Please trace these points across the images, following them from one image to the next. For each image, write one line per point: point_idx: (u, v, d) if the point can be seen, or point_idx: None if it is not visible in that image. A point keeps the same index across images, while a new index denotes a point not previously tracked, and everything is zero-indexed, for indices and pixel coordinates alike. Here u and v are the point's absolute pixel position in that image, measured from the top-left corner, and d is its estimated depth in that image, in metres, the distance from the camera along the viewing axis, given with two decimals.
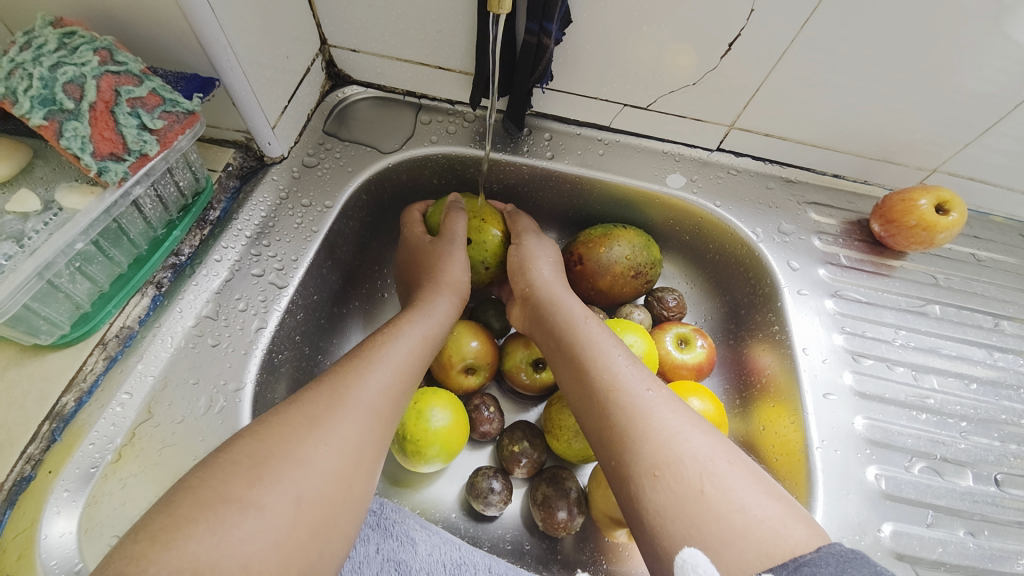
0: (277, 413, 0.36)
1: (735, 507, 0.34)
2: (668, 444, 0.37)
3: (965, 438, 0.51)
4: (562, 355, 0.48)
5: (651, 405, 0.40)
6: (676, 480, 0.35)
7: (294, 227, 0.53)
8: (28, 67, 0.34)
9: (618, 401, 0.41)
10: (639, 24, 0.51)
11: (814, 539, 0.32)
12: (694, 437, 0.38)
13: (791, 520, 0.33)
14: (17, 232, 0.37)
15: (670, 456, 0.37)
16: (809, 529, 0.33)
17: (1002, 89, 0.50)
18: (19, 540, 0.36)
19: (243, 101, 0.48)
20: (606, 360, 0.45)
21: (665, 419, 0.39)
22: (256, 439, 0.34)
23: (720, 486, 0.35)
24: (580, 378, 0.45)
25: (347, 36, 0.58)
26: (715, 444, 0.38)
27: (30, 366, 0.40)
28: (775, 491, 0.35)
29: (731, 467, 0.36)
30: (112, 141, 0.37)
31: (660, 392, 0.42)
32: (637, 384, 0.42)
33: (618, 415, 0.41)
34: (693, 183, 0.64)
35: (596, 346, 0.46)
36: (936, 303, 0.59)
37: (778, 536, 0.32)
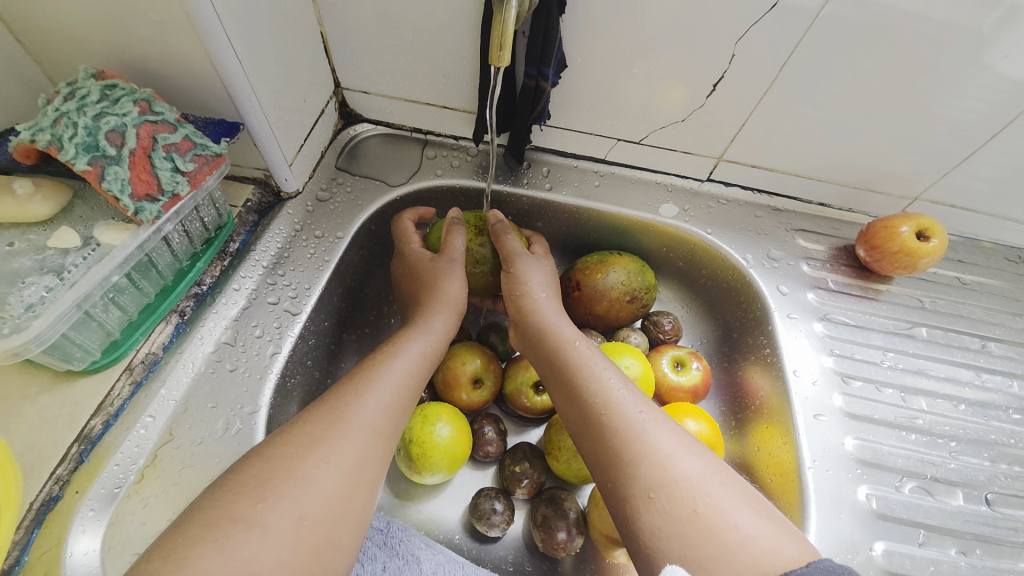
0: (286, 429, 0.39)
1: (728, 525, 0.35)
2: (664, 465, 0.39)
3: (955, 458, 0.53)
4: (555, 377, 0.50)
5: (644, 427, 0.42)
6: (671, 501, 0.37)
7: (307, 258, 0.57)
8: (73, 117, 0.37)
9: (612, 423, 0.43)
10: (629, 67, 0.55)
11: (804, 555, 0.34)
12: (687, 459, 0.40)
13: (780, 538, 0.35)
14: (57, 266, 0.38)
15: (666, 478, 0.38)
16: (797, 546, 0.34)
17: (981, 117, 0.53)
18: (46, 557, 0.37)
19: (263, 141, 0.52)
20: (600, 382, 0.46)
21: (659, 440, 0.41)
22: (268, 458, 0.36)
23: (713, 506, 0.36)
24: (574, 401, 0.47)
25: (359, 79, 0.63)
26: (707, 465, 0.40)
27: (62, 392, 0.43)
28: (766, 511, 0.37)
29: (724, 488, 0.38)
30: (148, 183, 0.39)
31: (652, 413, 0.44)
32: (629, 407, 0.44)
33: (613, 438, 0.42)
34: (685, 213, 0.67)
35: (587, 372, 0.48)
36: (923, 325, 0.61)
37: (770, 552, 0.34)
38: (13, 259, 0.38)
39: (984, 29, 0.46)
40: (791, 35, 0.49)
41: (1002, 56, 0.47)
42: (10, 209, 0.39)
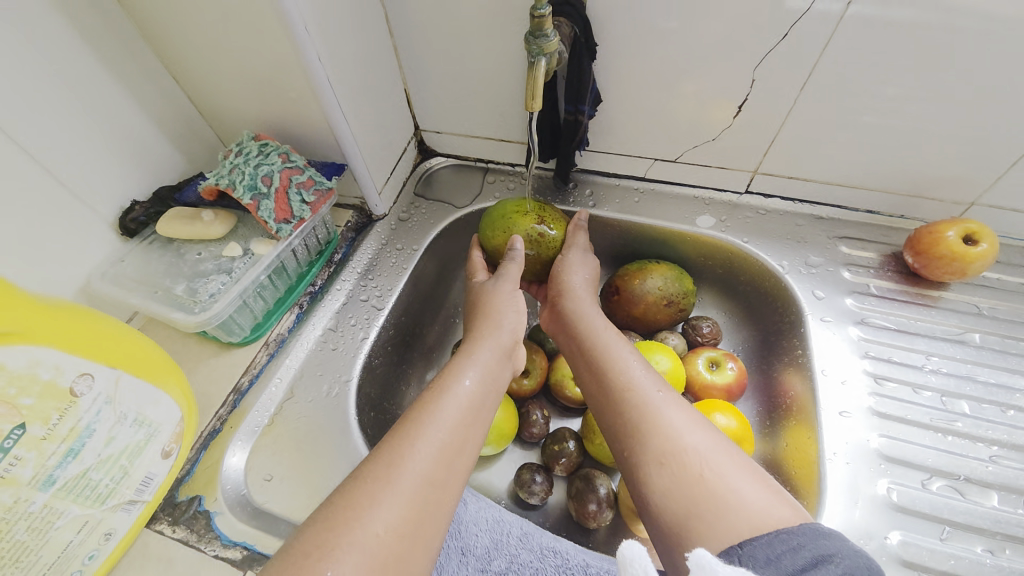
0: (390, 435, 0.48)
1: (729, 489, 0.40)
2: (675, 437, 0.44)
3: (994, 462, 0.51)
4: (584, 362, 0.56)
5: (660, 404, 0.47)
6: (680, 467, 0.42)
7: (390, 265, 0.71)
8: (242, 167, 0.54)
9: (632, 400, 0.49)
10: (659, 95, 0.63)
11: (798, 519, 0.38)
12: (697, 433, 0.44)
13: (776, 504, 0.39)
14: (227, 267, 0.55)
15: (676, 448, 0.43)
16: (791, 510, 0.39)
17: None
18: (208, 470, 0.52)
19: (361, 176, 0.68)
20: (623, 365, 0.52)
21: (673, 416, 0.46)
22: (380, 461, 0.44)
23: (718, 473, 0.41)
24: (599, 382, 0.53)
25: (435, 123, 0.77)
26: (715, 440, 0.44)
27: (225, 357, 0.60)
28: (769, 482, 0.41)
29: (729, 460, 0.42)
30: (285, 211, 0.56)
31: (669, 393, 0.49)
32: (648, 387, 0.50)
33: (632, 412, 0.48)
34: (721, 223, 0.72)
35: (613, 355, 0.54)
36: (976, 331, 0.60)
37: (766, 513, 0.38)
38: (201, 264, 0.56)
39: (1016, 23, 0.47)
40: (808, 56, 0.55)
41: None
42: (199, 230, 0.56)
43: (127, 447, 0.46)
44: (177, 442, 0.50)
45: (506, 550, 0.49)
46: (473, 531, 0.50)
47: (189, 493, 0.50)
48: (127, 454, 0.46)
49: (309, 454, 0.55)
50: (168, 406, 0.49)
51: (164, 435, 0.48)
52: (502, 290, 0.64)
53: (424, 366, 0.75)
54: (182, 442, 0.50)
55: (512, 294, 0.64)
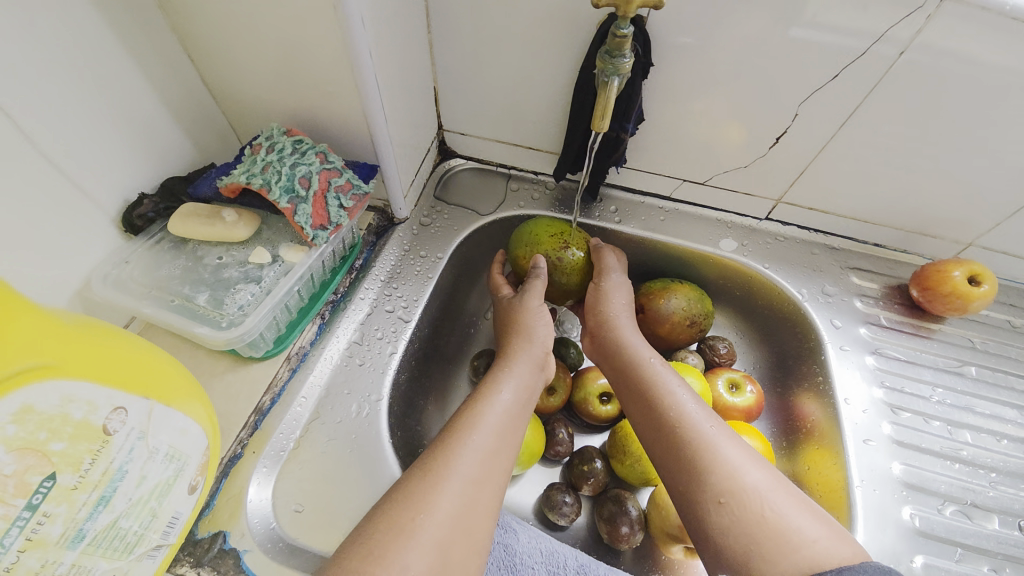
0: (416, 467, 0.47)
1: (792, 528, 0.42)
2: (733, 474, 0.46)
3: (994, 487, 0.57)
4: (631, 389, 0.57)
5: (716, 439, 0.48)
6: (740, 506, 0.44)
7: (414, 273, 0.68)
8: (277, 166, 0.49)
9: (687, 435, 0.49)
10: (700, 119, 0.64)
11: (857, 556, 0.40)
12: (753, 471, 0.46)
13: (835, 541, 0.41)
14: (256, 276, 0.50)
15: (736, 484, 0.45)
16: (853, 550, 0.40)
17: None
18: (231, 501, 0.48)
19: (390, 179, 0.63)
20: (674, 398, 0.53)
21: (729, 453, 0.47)
22: (401, 497, 0.44)
23: (777, 512, 0.43)
24: (648, 411, 0.53)
25: (461, 123, 0.74)
26: (771, 477, 0.46)
27: (242, 372, 0.54)
28: (824, 519, 0.43)
29: (786, 498, 0.44)
30: (322, 216, 0.51)
31: (722, 429, 0.50)
32: (702, 422, 0.50)
33: (687, 448, 0.49)
34: (743, 248, 0.74)
35: (662, 387, 0.54)
36: (972, 365, 0.65)
37: (829, 554, 0.40)
38: (224, 270, 0.50)
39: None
40: (852, 99, 0.57)
41: None
42: (221, 232, 0.51)
43: (157, 486, 0.39)
44: (202, 473, 0.44)
45: None
46: (530, 563, 0.51)
47: (211, 529, 0.46)
48: (156, 494, 0.39)
49: (336, 480, 0.51)
50: (195, 433, 0.43)
51: (192, 468, 0.42)
52: (530, 304, 0.64)
53: (443, 379, 0.72)
54: (206, 472, 0.44)
55: (540, 310, 0.64)
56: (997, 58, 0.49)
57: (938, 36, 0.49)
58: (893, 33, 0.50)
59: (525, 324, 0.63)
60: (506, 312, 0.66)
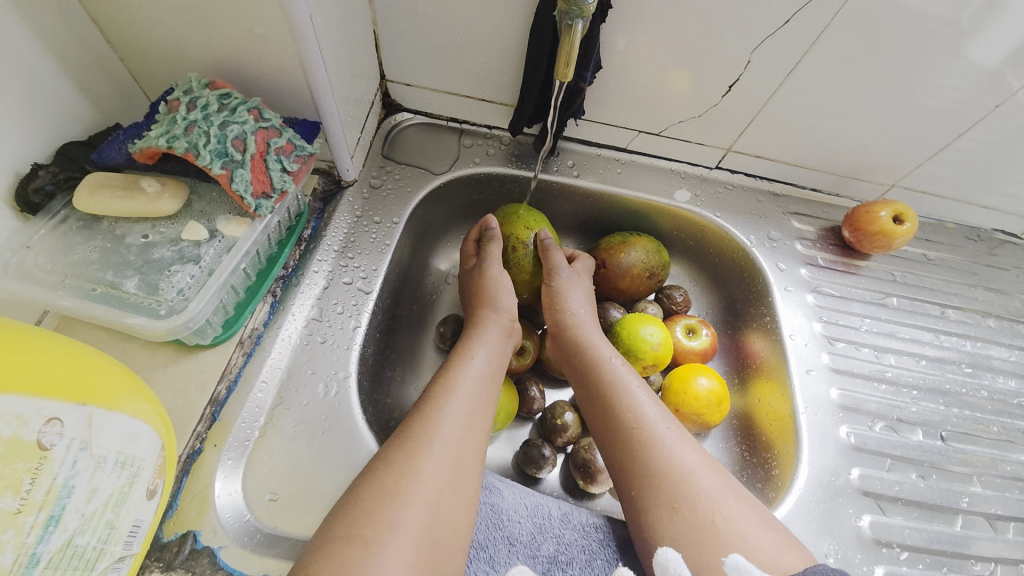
0: (395, 436, 0.48)
1: (739, 535, 0.45)
2: (688, 481, 0.49)
3: (916, 403, 0.65)
4: (593, 391, 0.58)
5: (672, 447, 0.51)
6: (691, 513, 0.47)
7: (370, 242, 0.63)
8: (203, 125, 0.42)
9: (645, 441, 0.52)
10: (656, 67, 0.63)
11: (799, 561, 0.43)
12: (706, 477, 0.49)
13: (781, 548, 0.44)
14: (193, 256, 0.44)
15: (689, 491, 0.48)
16: (797, 556, 0.44)
17: (956, 106, 0.61)
18: (196, 499, 0.44)
19: (334, 136, 0.58)
20: (634, 402, 0.55)
21: (684, 459, 0.50)
22: (384, 466, 0.45)
23: (727, 518, 0.46)
24: (609, 416, 0.56)
25: (405, 73, 0.68)
26: (721, 482, 0.49)
27: (188, 363, 0.49)
28: (771, 524, 0.47)
29: (735, 502, 0.48)
30: (263, 183, 0.45)
31: (678, 433, 0.53)
32: (660, 429, 0.53)
33: (644, 453, 0.52)
34: (697, 198, 0.75)
35: (623, 390, 0.56)
36: (894, 296, 0.73)
37: (772, 559, 0.43)
38: (153, 250, 0.44)
39: (963, 26, 0.53)
40: (798, 46, 0.58)
41: (975, 47, 0.55)
42: (142, 207, 0.44)
43: (112, 497, 0.35)
44: (160, 475, 0.40)
45: (551, 531, 0.52)
46: (517, 518, 0.52)
47: (178, 531, 0.43)
48: (112, 505, 0.35)
49: (308, 466, 0.49)
50: (147, 435, 0.39)
51: (147, 472, 0.38)
52: (492, 272, 0.64)
53: (409, 348, 0.70)
54: (165, 475, 0.41)
55: (502, 277, 0.64)
56: (924, 7, 0.52)
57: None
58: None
59: (489, 294, 0.62)
60: (473, 282, 0.65)
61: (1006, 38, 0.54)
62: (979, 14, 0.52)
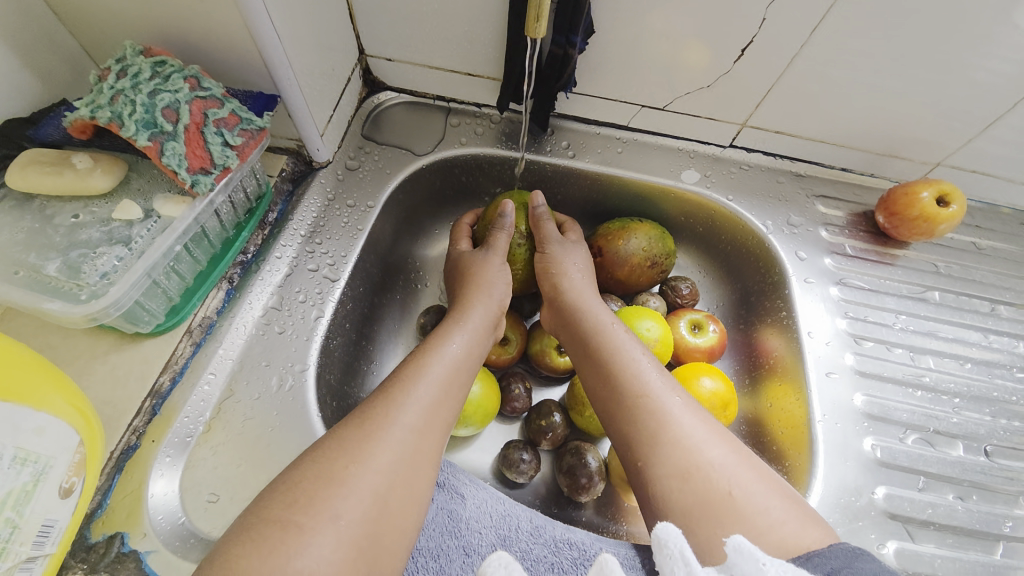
0: (351, 416, 0.41)
1: (758, 509, 0.38)
2: (696, 452, 0.41)
3: (958, 413, 0.57)
4: (588, 363, 0.51)
5: (677, 414, 0.44)
6: (703, 485, 0.40)
7: (341, 226, 0.59)
8: (130, 94, 0.40)
9: (648, 408, 0.45)
10: (657, 31, 0.55)
11: (826, 538, 0.36)
12: (717, 448, 0.42)
13: (805, 523, 0.37)
14: (124, 237, 0.42)
15: (699, 463, 0.41)
16: (822, 532, 0.37)
17: (1020, 72, 0.51)
18: (128, 499, 0.42)
19: (297, 112, 0.53)
20: (634, 369, 0.48)
21: (692, 428, 0.43)
22: (334, 445, 0.38)
23: (745, 490, 0.39)
24: (604, 385, 0.49)
25: (383, 46, 0.63)
26: (735, 454, 0.42)
27: (130, 351, 0.46)
28: (791, 497, 0.40)
29: (752, 475, 0.40)
30: (201, 157, 0.42)
31: (685, 400, 0.46)
32: (662, 394, 0.46)
33: (648, 423, 0.44)
34: (706, 179, 0.68)
35: (620, 356, 0.49)
36: (936, 290, 0.63)
37: (797, 536, 0.36)
38: (80, 231, 0.41)
39: None
40: (823, 0, 0.49)
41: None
42: (72, 183, 0.42)
43: (11, 495, 0.32)
44: (78, 473, 0.37)
45: (516, 546, 0.46)
46: (479, 528, 0.48)
47: (106, 532, 0.40)
48: (11, 504, 0.32)
49: (255, 466, 0.45)
50: (57, 429, 0.35)
51: (60, 469, 0.35)
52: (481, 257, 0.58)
53: (387, 341, 0.65)
54: (85, 473, 0.38)
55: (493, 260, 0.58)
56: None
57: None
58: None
59: (478, 275, 0.57)
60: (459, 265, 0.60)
61: None
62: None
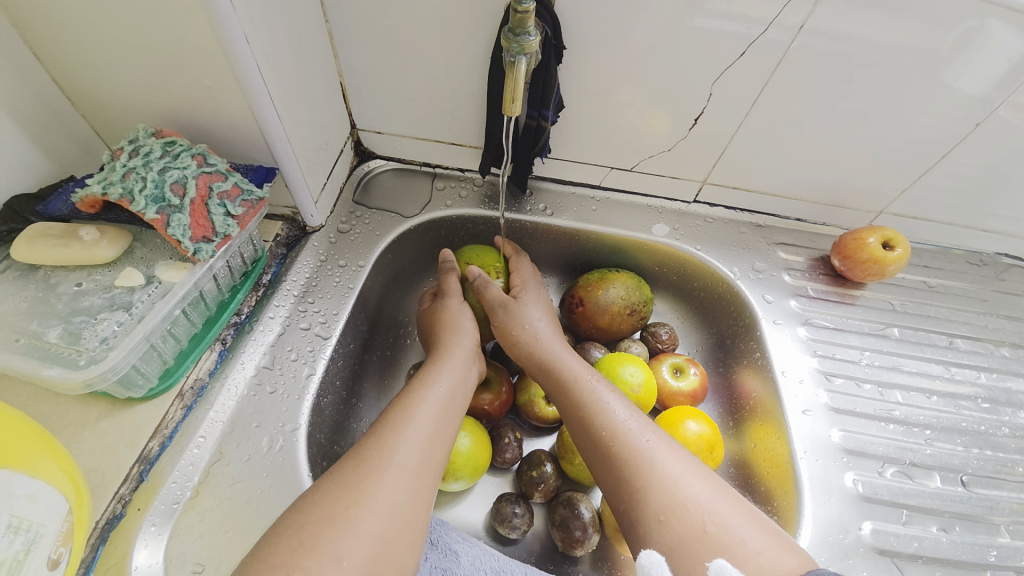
0: (347, 458, 0.42)
1: (734, 542, 0.39)
2: (673, 489, 0.43)
3: (931, 444, 0.59)
4: (568, 406, 0.52)
5: (654, 452, 0.45)
6: (681, 521, 0.41)
7: (333, 286, 0.61)
8: (141, 171, 0.43)
9: (625, 449, 0.46)
10: (620, 105, 0.62)
11: (804, 565, 0.37)
12: (695, 484, 0.43)
13: (781, 551, 0.39)
14: (125, 303, 0.44)
15: (675, 501, 0.42)
16: (798, 558, 0.38)
17: (936, 134, 0.59)
18: (111, 572, 0.41)
19: (294, 182, 0.57)
20: (611, 411, 0.49)
21: (669, 466, 0.44)
22: (333, 486, 0.40)
23: (721, 525, 0.40)
24: (582, 429, 0.50)
25: (374, 120, 0.69)
26: (713, 488, 0.43)
27: (120, 417, 0.47)
28: (768, 527, 0.41)
29: (729, 508, 0.42)
30: (204, 227, 0.45)
31: (661, 439, 0.47)
32: (638, 434, 0.47)
33: (625, 463, 0.46)
34: (675, 232, 0.73)
35: (597, 399, 0.51)
36: (895, 326, 0.68)
37: (773, 565, 0.38)
38: (83, 298, 0.44)
39: (943, 51, 0.52)
40: (759, 77, 0.57)
41: (958, 76, 0.54)
42: (78, 254, 0.44)
43: (3, 564, 0.32)
44: (65, 543, 0.36)
45: None
46: None
47: None
48: (4, 573, 0.32)
49: (244, 532, 0.45)
50: (49, 496, 0.35)
51: (49, 538, 0.35)
52: (452, 306, 0.61)
53: (375, 395, 0.66)
54: (71, 544, 0.37)
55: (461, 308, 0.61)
56: (879, 41, 0.52)
57: (831, 20, 0.51)
58: (782, 20, 0.51)
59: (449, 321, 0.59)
60: (431, 317, 0.62)
61: (987, 61, 0.52)
62: (954, 45, 0.51)
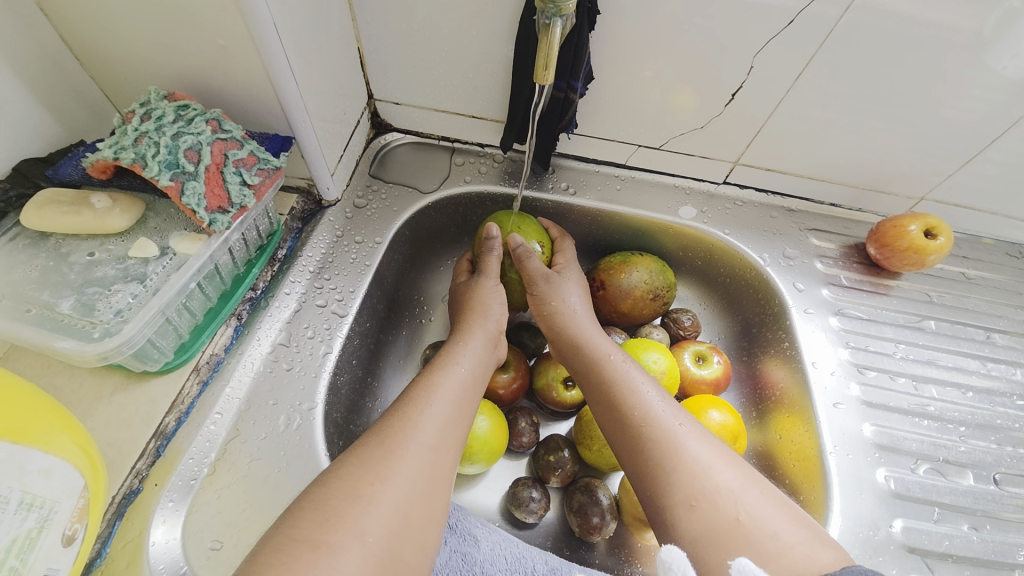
0: (370, 433, 0.41)
1: (768, 533, 0.38)
2: (704, 476, 0.41)
3: (965, 441, 0.57)
4: (593, 390, 0.51)
5: (684, 439, 0.44)
6: (711, 510, 0.39)
7: (349, 262, 0.59)
8: (154, 136, 0.41)
9: (654, 434, 0.45)
10: (652, 79, 0.59)
11: (841, 561, 0.36)
12: (726, 470, 0.42)
13: (817, 544, 0.37)
14: (139, 274, 0.42)
15: (706, 489, 0.40)
16: (834, 553, 0.37)
17: (991, 118, 0.55)
18: (128, 548, 0.40)
19: (310, 153, 0.55)
20: (638, 396, 0.48)
21: (699, 452, 0.43)
22: (355, 461, 0.38)
23: (753, 515, 0.39)
24: (608, 414, 0.48)
25: (392, 90, 0.65)
26: (745, 476, 0.42)
27: (136, 391, 0.46)
28: (803, 520, 0.39)
29: (761, 497, 0.40)
30: (220, 197, 0.43)
31: (691, 426, 0.46)
32: (667, 420, 0.46)
33: (653, 449, 0.44)
34: (703, 215, 0.70)
35: (623, 385, 0.49)
36: (931, 318, 0.65)
37: (808, 559, 0.36)
38: (97, 268, 0.42)
39: (984, 32, 0.48)
40: (804, 52, 0.53)
41: (1002, 58, 0.50)
42: (90, 222, 0.43)
43: (15, 543, 0.31)
44: (80, 520, 0.36)
45: None
46: (494, 571, 0.48)
47: None
48: (16, 552, 0.31)
49: (261, 510, 0.44)
50: (64, 472, 0.35)
51: (64, 515, 0.34)
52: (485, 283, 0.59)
53: (391, 375, 0.65)
54: (87, 520, 0.36)
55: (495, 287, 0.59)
56: (937, 16, 0.48)
57: None
58: None
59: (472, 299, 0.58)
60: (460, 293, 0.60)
61: None
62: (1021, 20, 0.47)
